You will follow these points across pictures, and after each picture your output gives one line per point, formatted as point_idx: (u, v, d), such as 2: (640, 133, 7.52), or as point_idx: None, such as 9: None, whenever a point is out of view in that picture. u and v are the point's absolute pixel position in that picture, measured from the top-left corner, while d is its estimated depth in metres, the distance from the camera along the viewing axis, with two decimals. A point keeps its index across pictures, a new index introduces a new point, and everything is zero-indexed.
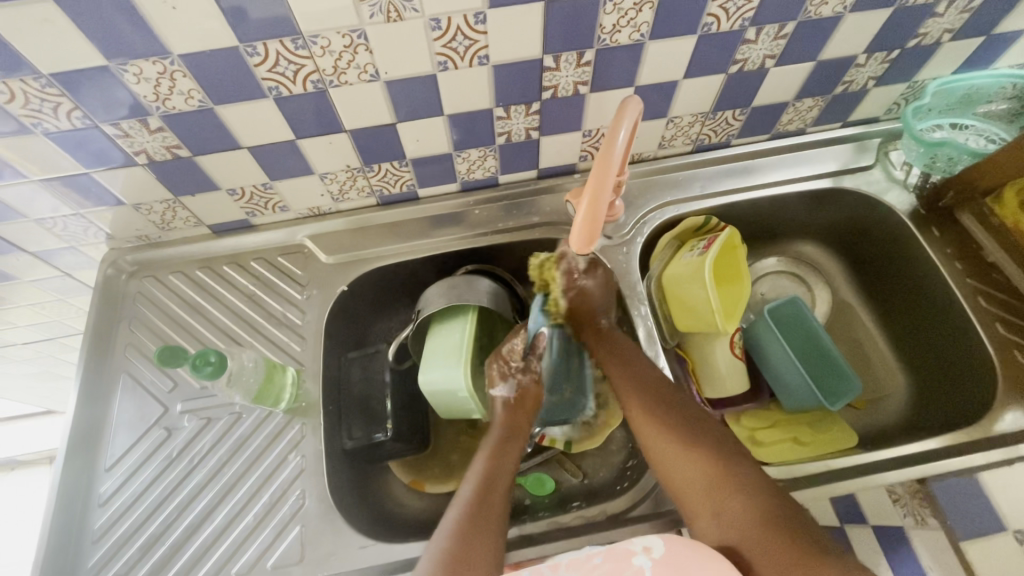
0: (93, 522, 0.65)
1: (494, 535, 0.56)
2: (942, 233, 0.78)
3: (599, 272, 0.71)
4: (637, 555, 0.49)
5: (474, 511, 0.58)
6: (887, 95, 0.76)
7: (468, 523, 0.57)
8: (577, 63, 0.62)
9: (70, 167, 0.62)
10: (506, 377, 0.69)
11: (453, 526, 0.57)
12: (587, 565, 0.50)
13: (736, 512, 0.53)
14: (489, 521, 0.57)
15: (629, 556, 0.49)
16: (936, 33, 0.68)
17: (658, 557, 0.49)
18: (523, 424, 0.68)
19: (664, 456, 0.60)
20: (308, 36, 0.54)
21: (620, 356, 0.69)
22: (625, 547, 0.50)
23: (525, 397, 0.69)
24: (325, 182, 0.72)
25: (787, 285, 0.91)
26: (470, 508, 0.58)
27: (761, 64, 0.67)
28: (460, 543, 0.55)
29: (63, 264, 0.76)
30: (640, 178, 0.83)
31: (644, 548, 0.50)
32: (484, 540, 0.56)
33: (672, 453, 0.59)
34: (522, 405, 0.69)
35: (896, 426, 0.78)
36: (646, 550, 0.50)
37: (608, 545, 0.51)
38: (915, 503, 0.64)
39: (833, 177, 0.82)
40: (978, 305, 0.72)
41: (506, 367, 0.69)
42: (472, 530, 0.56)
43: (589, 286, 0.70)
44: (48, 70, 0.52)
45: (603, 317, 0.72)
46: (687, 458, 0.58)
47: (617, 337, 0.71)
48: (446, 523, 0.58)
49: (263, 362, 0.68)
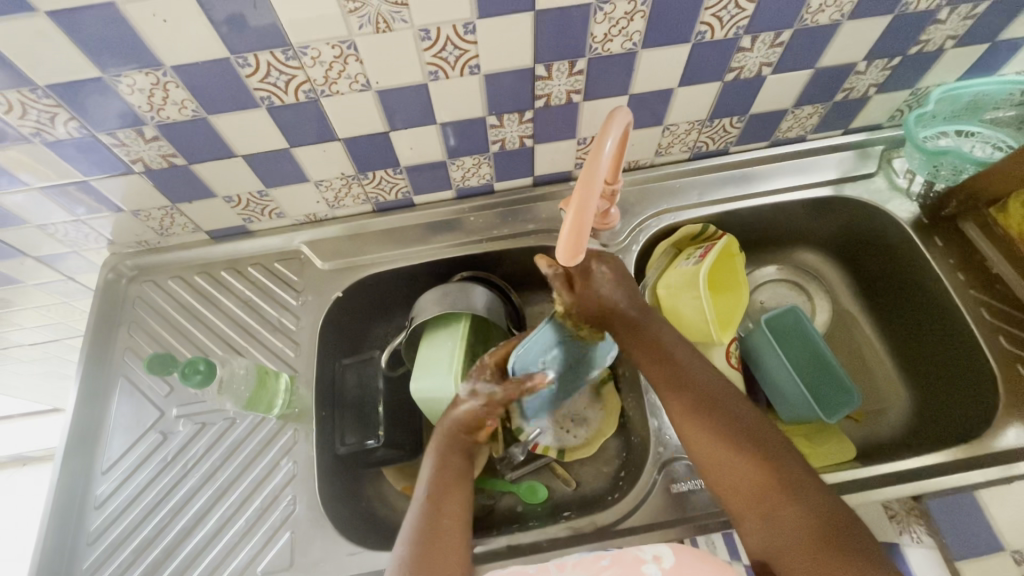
0: (89, 524, 0.66)
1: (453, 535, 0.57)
2: (945, 244, 0.76)
3: (605, 264, 0.69)
4: (647, 563, 0.50)
5: (430, 517, 0.58)
6: (889, 102, 0.75)
7: (426, 529, 0.57)
8: (569, 72, 0.62)
9: (71, 176, 0.63)
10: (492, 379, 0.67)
11: (415, 531, 0.57)
12: (594, 567, 0.51)
13: (786, 517, 0.52)
14: (449, 526, 0.58)
15: (638, 565, 0.50)
16: (938, 40, 0.66)
17: (668, 566, 0.50)
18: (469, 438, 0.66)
19: (704, 446, 0.58)
20: (299, 48, 0.54)
21: (650, 340, 0.66)
22: (635, 555, 0.51)
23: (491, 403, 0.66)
24: (320, 190, 0.73)
25: (786, 293, 0.90)
26: (428, 511, 0.59)
27: (758, 72, 0.66)
28: (421, 546, 0.56)
29: (66, 268, 0.78)
30: (637, 185, 0.82)
31: (655, 557, 0.50)
32: (443, 541, 0.56)
33: (712, 439, 0.58)
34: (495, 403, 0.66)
35: (896, 441, 0.77)
36: (656, 559, 0.50)
37: (618, 551, 0.52)
38: (911, 520, 0.64)
39: (833, 185, 0.80)
40: (980, 317, 0.71)
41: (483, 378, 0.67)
42: (434, 528, 0.57)
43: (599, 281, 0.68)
44: (44, 83, 0.53)
45: (626, 305, 0.68)
46: (732, 451, 0.56)
47: (650, 328, 0.67)
48: (407, 527, 0.58)
49: (254, 368, 0.69)
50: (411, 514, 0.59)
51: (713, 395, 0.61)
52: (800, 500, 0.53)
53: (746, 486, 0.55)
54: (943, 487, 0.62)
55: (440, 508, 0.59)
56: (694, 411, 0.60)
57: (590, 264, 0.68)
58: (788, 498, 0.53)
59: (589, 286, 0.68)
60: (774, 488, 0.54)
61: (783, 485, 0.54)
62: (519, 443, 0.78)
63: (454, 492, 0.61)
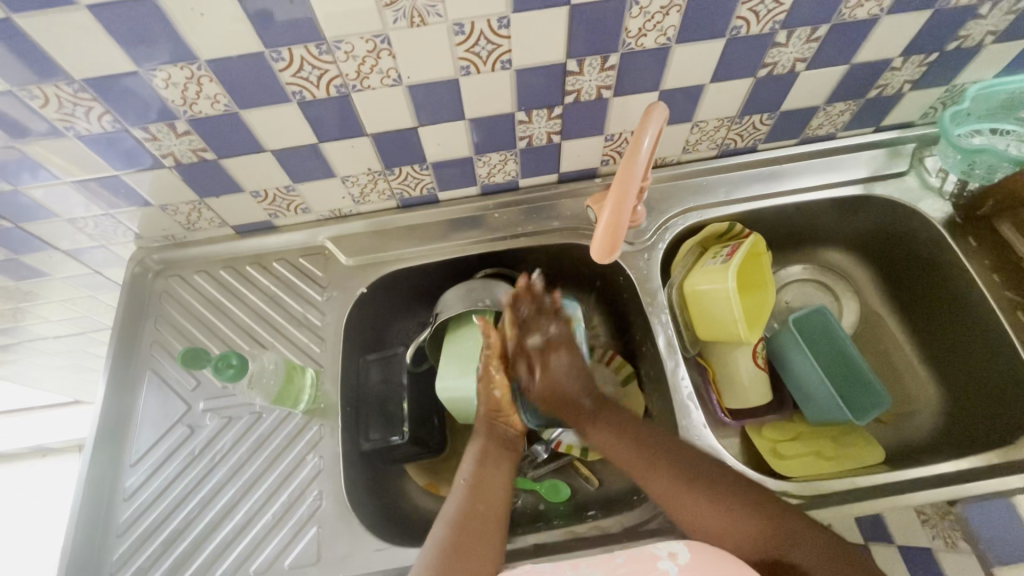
0: (118, 516, 0.67)
1: (493, 527, 0.58)
2: (979, 244, 0.74)
3: (563, 351, 0.67)
4: (662, 559, 0.51)
5: (470, 509, 0.59)
6: (923, 99, 0.74)
7: (465, 515, 0.59)
8: (601, 67, 0.61)
9: (102, 169, 0.63)
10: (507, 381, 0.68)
11: (453, 518, 0.58)
12: (610, 565, 0.52)
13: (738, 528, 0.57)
14: (488, 519, 0.59)
15: (654, 560, 0.51)
16: (978, 36, 0.65)
17: (684, 563, 0.50)
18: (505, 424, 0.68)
19: (657, 486, 0.61)
20: (333, 42, 0.54)
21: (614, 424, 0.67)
22: (650, 553, 0.52)
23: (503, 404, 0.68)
24: (346, 185, 0.72)
25: (813, 293, 0.89)
26: (469, 500, 0.60)
27: (791, 68, 0.65)
28: (458, 532, 0.57)
29: (93, 261, 0.78)
30: (663, 183, 0.81)
31: (669, 553, 0.51)
32: (480, 529, 0.58)
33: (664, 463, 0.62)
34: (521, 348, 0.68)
35: (926, 443, 0.76)
36: (671, 556, 0.51)
37: (633, 549, 0.53)
38: (946, 525, 0.64)
39: (863, 184, 0.79)
40: (1016, 320, 0.69)
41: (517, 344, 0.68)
42: (471, 516, 0.59)
43: (556, 366, 0.67)
44: (80, 76, 0.53)
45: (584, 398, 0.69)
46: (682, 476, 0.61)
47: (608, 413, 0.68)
48: (446, 515, 0.59)
49: (284, 363, 0.69)
50: (450, 501, 0.61)
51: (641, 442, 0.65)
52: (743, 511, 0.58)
53: (708, 513, 0.58)
54: (979, 492, 0.61)
55: (478, 497, 0.61)
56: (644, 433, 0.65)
57: (546, 356, 0.67)
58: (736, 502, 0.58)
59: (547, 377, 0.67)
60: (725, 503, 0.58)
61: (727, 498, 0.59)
62: (542, 441, 0.78)
63: (495, 485, 0.63)
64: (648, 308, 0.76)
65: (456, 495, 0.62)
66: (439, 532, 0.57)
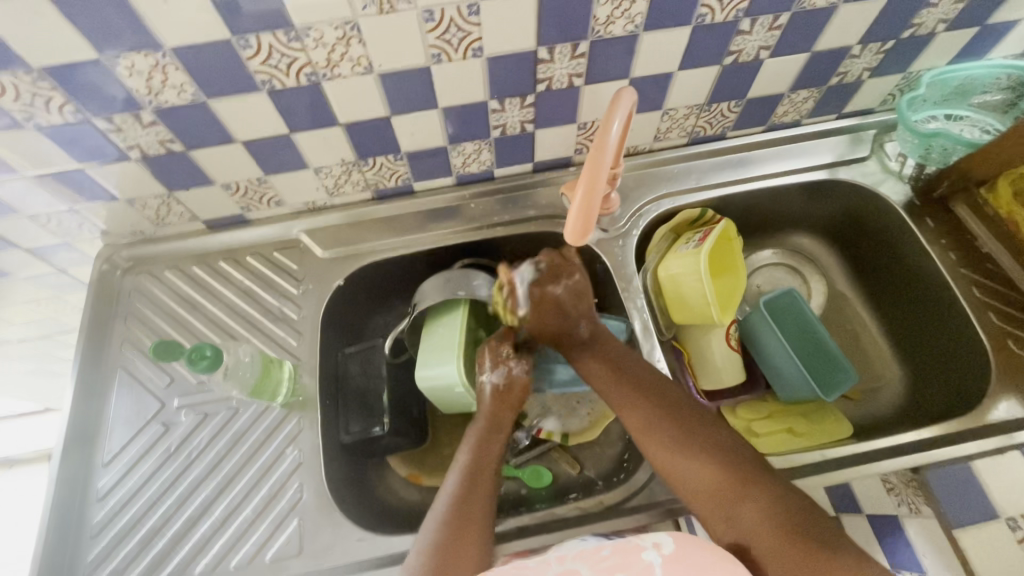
0: (92, 517, 0.65)
1: (483, 522, 0.58)
2: (937, 224, 0.78)
3: (513, 360, 0.69)
4: (647, 550, 0.46)
5: (459, 507, 0.58)
6: (882, 86, 0.76)
7: (456, 514, 0.58)
8: (572, 55, 0.62)
9: (65, 163, 0.62)
10: (498, 364, 0.69)
11: (442, 520, 0.57)
12: (595, 557, 0.47)
13: (745, 516, 0.54)
14: (473, 515, 0.58)
15: (637, 551, 0.46)
16: (930, 24, 0.68)
17: (669, 554, 0.46)
18: (511, 415, 0.68)
19: (660, 442, 0.60)
20: (302, 29, 0.53)
21: (612, 360, 0.67)
22: (634, 543, 0.47)
23: (511, 388, 0.68)
24: (320, 176, 0.72)
25: (783, 276, 0.91)
26: (457, 503, 0.59)
27: (756, 55, 0.67)
28: (452, 536, 0.56)
29: (58, 260, 0.76)
30: (636, 171, 0.83)
31: (654, 544, 0.47)
32: (474, 536, 0.56)
33: (668, 444, 0.60)
34: (506, 398, 0.68)
35: (891, 417, 0.79)
36: (656, 547, 0.47)
37: (620, 540, 0.49)
38: (911, 492, 0.64)
39: (828, 169, 0.82)
40: (971, 296, 0.73)
41: (498, 355, 0.69)
42: (461, 521, 0.57)
43: (516, 369, 0.69)
44: (39, 65, 0.52)
45: (582, 325, 0.69)
46: (692, 457, 0.58)
47: (603, 343, 0.69)
48: (434, 516, 0.58)
49: (260, 356, 0.68)
50: (440, 499, 0.60)
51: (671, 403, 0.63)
52: (762, 501, 0.54)
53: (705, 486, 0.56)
54: (941, 458, 0.64)
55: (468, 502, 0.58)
56: (660, 421, 0.61)
57: (505, 364, 0.69)
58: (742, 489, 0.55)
59: (512, 383, 0.68)
60: (737, 488, 0.55)
61: (734, 482, 0.56)
62: (524, 428, 0.78)
63: (491, 476, 0.62)
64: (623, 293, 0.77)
65: (444, 495, 0.60)
66: (431, 537, 0.56)
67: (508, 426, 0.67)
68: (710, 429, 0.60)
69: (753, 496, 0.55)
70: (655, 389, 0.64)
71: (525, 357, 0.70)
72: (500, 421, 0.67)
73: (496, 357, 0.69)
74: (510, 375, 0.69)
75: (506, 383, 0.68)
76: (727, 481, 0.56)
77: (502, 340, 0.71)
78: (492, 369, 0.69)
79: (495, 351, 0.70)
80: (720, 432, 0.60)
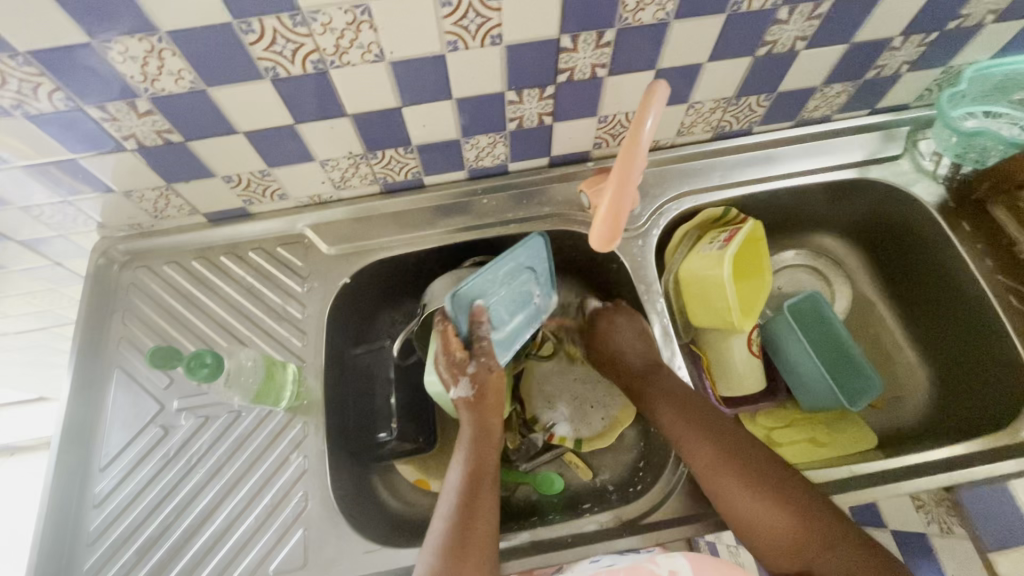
0: (89, 523, 0.63)
1: (483, 539, 0.56)
2: (973, 228, 0.74)
3: (470, 367, 0.63)
4: None
5: (460, 527, 0.56)
6: (920, 80, 0.72)
7: (456, 535, 0.55)
8: (596, 44, 0.58)
9: (56, 154, 0.58)
10: (458, 378, 0.63)
11: (443, 544, 0.55)
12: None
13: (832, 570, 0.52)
14: (478, 540, 0.56)
15: None
16: (979, 14, 0.63)
17: None
18: (494, 417, 0.64)
19: (734, 494, 0.56)
20: (308, 12, 0.50)
21: (679, 403, 0.63)
22: (651, 570, 0.50)
23: (485, 396, 0.64)
24: (326, 170, 0.68)
25: (806, 278, 0.88)
26: (458, 519, 0.56)
27: (791, 47, 0.63)
28: (452, 558, 0.53)
29: (52, 253, 0.73)
30: (657, 166, 0.79)
31: (670, 572, 0.50)
32: (474, 553, 0.54)
33: (742, 497, 0.56)
34: (484, 402, 0.63)
35: (916, 428, 0.76)
36: (673, 575, 0.49)
37: (632, 565, 0.51)
38: (942, 511, 0.63)
39: (858, 168, 0.78)
40: (1009, 305, 0.69)
41: (456, 369, 0.63)
42: (464, 542, 0.55)
43: (480, 374, 0.63)
44: (26, 49, 0.48)
45: (635, 361, 0.69)
46: (770, 511, 0.55)
47: (664, 378, 0.67)
48: (434, 537, 0.56)
49: (263, 360, 0.65)
50: (437, 521, 0.57)
51: (738, 451, 0.59)
52: (843, 545, 0.53)
53: (784, 542, 0.54)
54: (974, 477, 0.61)
55: (467, 519, 0.56)
56: (729, 470, 0.57)
57: (460, 375, 0.63)
58: (825, 542, 0.53)
59: (481, 388, 0.63)
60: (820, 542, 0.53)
61: (816, 536, 0.53)
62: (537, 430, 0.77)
63: (487, 485, 0.60)
64: (643, 294, 0.74)
65: (441, 513, 0.58)
66: (429, 561, 0.54)
67: (492, 428, 0.64)
68: (780, 475, 0.57)
69: (835, 546, 0.53)
70: (720, 433, 0.60)
71: (484, 347, 0.63)
72: (485, 427, 0.64)
73: (454, 372, 0.63)
74: (474, 382, 0.63)
75: (476, 392, 0.63)
76: (806, 535, 0.53)
77: (450, 349, 0.63)
78: (457, 385, 0.63)
79: (452, 365, 0.63)
80: (788, 474, 0.57)
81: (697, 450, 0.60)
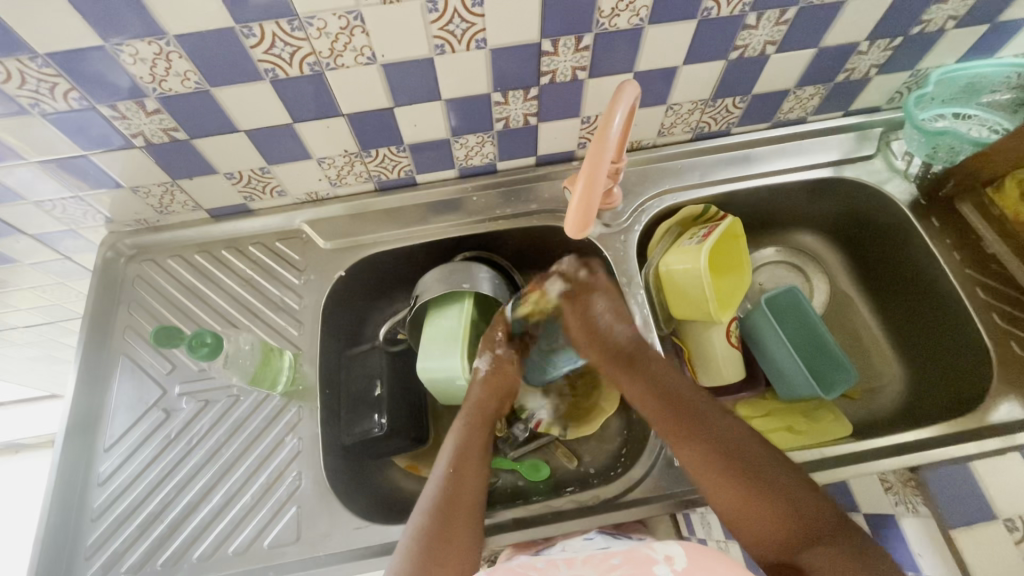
0: (93, 500, 0.66)
1: (469, 506, 0.59)
2: (942, 224, 0.77)
3: (500, 347, 0.72)
4: (658, 564, 0.49)
5: (449, 494, 0.59)
6: (889, 83, 0.76)
7: (445, 500, 0.59)
8: (575, 48, 0.62)
9: (70, 151, 0.62)
10: (490, 350, 0.71)
11: (433, 505, 0.58)
12: (605, 565, 0.51)
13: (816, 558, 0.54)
14: (464, 506, 0.59)
15: (649, 564, 0.49)
16: (939, 20, 0.67)
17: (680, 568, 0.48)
18: (495, 404, 0.70)
19: (718, 485, 0.59)
20: (305, 18, 0.53)
21: (662, 393, 0.66)
22: (646, 555, 0.50)
23: (502, 377, 0.71)
24: (322, 167, 0.72)
25: (785, 275, 0.91)
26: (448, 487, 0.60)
27: (762, 51, 0.67)
28: (440, 522, 0.57)
29: (63, 248, 0.77)
30: (639, 166, 0.82)
31: (666, 557, 0.49)
32: (461, 518, 0.58)
33: (725, 487, 0.58)
34: (496, 386, 0.71)
35: (892, 417, 0.78)
36: (668, 560, 0.49)
37: (631, 548, 0.52)
38: (908, 491, 0.66)
39: (833, 167, 0.81)
40: (976, 296, 0.72)
41: (491, 343, 0.72)
42: (452, 509, 0.58)
43: (505, 357, 0.72)
44: (44, 51, 0.52)
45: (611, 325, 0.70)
46: (752, 501, 0.57)
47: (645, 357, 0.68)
48: (424, 502, 0.59)
49: (260, 345, 0.69)
50: (428, 488, 0.61)
51: (726, 442, 0.61)
52: (824, 536, 0.55)
53: (772, 531, 0.56)
54: (940, 459, 0.64)
55: (457, 489, 0.60)
56: (714, 461, 0.59)
57: (492, 351, 0.72)
58: (810, 532, 0.55)
59: (499, 370, 0.71)
60: (806, 533, 0.55)
61: (805, 528, 0.55)
62: (520, 421, 0.78)
63: (475, 459, 0.64)
64: (624, 285, 0.77)
65: (434, 481, 0.61)
66: (418, 520, 0.58)
67: (489, 411, 0.69)
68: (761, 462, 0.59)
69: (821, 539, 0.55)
70: (708, 424, 0.62)
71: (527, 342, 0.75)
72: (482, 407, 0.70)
73: (492, 346, 0.72)
74: (496, 361, 0.72)
75: (494, 369, 0.71)
76: (793, 526, 0.55)
77: (499, 329, 0.72)
78: (484, 356, 0.71)
79: (490, 343, 0.72)
80: (774, 466, 0.59)
81: (684, 444, 0.61)
